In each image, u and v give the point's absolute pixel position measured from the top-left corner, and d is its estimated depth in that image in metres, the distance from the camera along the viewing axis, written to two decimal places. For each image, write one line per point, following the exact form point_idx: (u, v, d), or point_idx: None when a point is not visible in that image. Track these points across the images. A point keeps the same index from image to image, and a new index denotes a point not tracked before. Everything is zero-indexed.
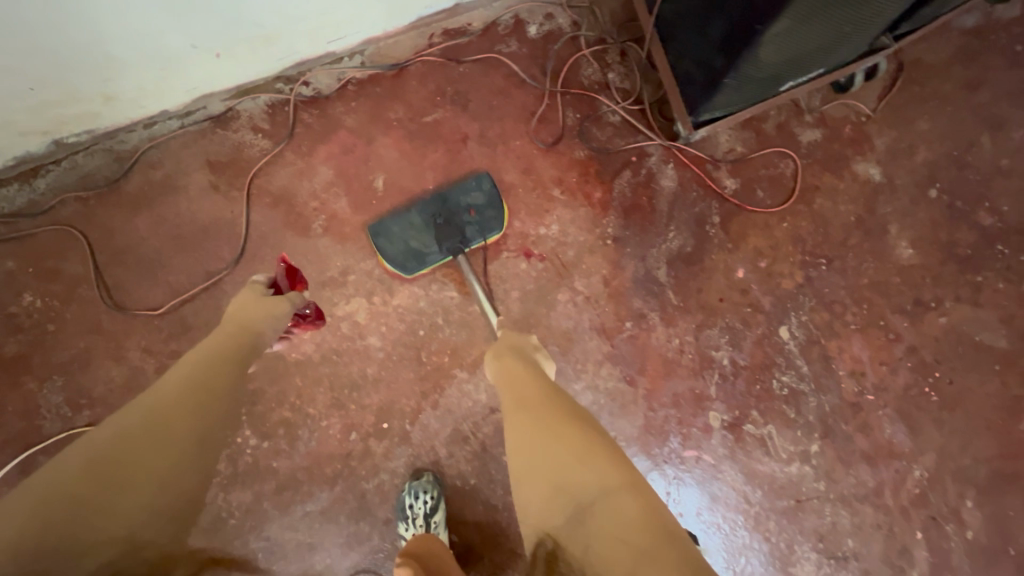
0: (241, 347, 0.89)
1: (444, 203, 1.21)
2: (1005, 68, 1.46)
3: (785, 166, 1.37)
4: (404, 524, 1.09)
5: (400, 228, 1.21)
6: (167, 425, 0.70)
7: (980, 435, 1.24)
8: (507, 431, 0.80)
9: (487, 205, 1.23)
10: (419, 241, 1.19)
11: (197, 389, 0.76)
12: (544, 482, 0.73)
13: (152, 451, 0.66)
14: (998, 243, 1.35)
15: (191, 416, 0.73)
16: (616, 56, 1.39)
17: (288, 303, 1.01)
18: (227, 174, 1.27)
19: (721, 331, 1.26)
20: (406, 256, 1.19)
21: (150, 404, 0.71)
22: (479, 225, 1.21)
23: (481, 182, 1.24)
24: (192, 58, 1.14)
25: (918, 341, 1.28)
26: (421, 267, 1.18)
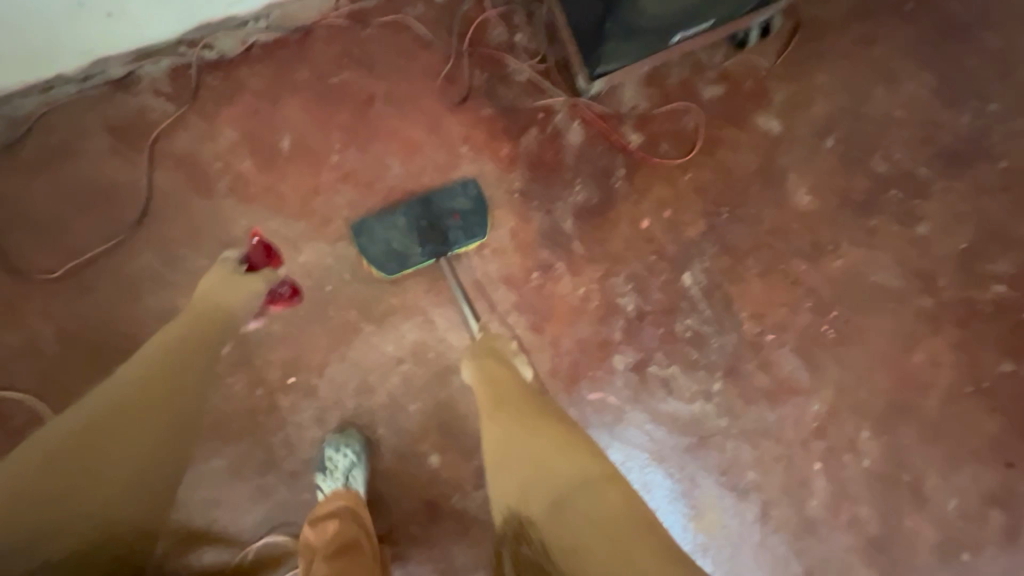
0: (206, 331, 0.99)
1: (429, 205, 1.24)
2: (899, 24, 1.52)
3: (688, 120, 1.41)
4: (322, 477, 1.09)
5: (383, 228, 1.23)
6: (141, 412, 0.81)
7: (875, 369, 1.29)
8: (489, 430, 0.95)
9: (472, 210, 1.26)
10: (402, 243, 1.21)
11: (166, 381, 0.87)
12: (527, 475, 0.86)
13: (123, 434, 0.77)
14: (892, 189, 1.41)
15: (153, 408, 0.83)
16: (523, 18, 1.42)
17: (262, 276, 1.13)
18: (129, 138, 1.26)
19: (626, 278, 1.29)
20: (387, 256, 1.20)
21: (126, 394, 0.82)
22: (463, 228, 1.24)
23: (467, 188, 1.29)
24: (82, 17, 1.14)
25: (818, 283, 1.33)
26: (401, 268, 1.20)
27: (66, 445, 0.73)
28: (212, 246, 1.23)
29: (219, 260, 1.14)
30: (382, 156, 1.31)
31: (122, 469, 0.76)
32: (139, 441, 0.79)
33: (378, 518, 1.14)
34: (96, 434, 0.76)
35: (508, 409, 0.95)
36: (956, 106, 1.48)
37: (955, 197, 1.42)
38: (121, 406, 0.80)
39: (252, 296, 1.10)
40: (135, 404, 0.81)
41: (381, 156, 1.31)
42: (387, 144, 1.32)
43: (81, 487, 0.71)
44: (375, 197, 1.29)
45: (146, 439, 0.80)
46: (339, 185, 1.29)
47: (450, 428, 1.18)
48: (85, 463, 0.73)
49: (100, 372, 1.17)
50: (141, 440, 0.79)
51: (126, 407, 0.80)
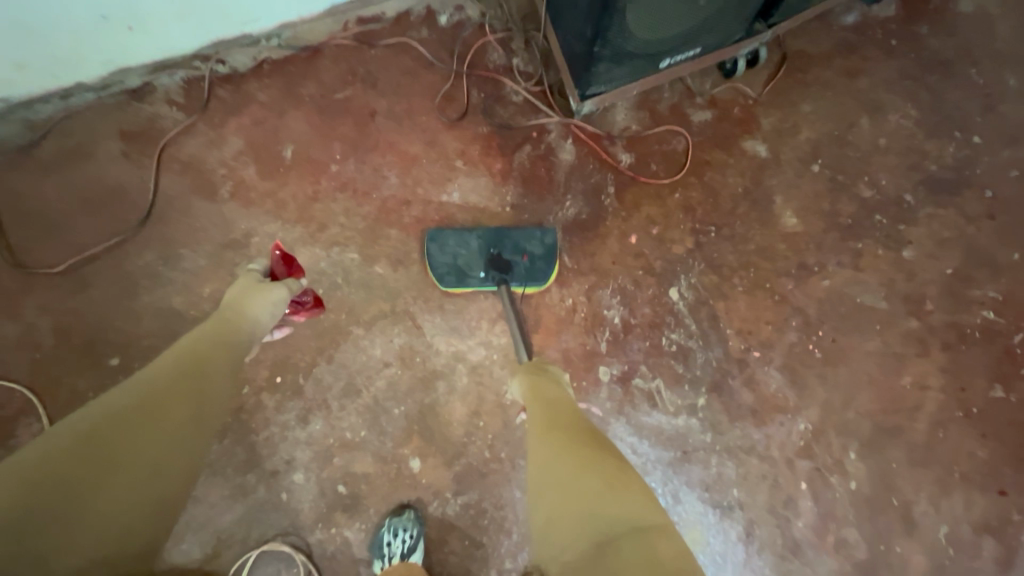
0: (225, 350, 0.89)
1: (504, 238, 1.23)
2: (882, 59, 1.59)
3: (677, 142, 1.46)
4: (381, 561, 1.09)
5: (455, 242, 1.24)
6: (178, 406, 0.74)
7: (862, 390, 1.29)
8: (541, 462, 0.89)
9: (542, 258, 1.25)
10: (466, 262, 1.23)
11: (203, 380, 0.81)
12: (580, 504, 0.79)
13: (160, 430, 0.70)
14: (877, 214, 1.43)
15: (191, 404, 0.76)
16: (521, 43, 1.50)
17: (285, 287, 1.09)
18: (140, 143, 1.33)
19: (613, 291, 1.31)
20: (448, 270, 1.22)
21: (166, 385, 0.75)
22: (527, 271, 1.23)
23: (546, 235, 1.26)
24: (105, 30, 1.21)
25: (803, 302, 1.35)
26: (458, 285, 1.22)
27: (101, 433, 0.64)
28: (209, 247, 1.27)
29: (245, 271, 1.11)
30: (380, 167, 1.36)
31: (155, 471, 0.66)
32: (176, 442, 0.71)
33: (354, 522, 1.13)
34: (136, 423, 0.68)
35: (559, 434, 0.91)
36: (940, 137, 1.52)
37: (941, 224, 1.44)
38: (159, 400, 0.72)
39: (268, 308, 1.03)
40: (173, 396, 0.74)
41: (379, 167, 1.36)
42: (385, 157, 1.37)
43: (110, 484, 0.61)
44: (370, 206, 1.33)
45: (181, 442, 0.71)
46: (337, 193, 1.33)
47: (432, 434, 1.17)
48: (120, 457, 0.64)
49: (92, 367, 1.20)
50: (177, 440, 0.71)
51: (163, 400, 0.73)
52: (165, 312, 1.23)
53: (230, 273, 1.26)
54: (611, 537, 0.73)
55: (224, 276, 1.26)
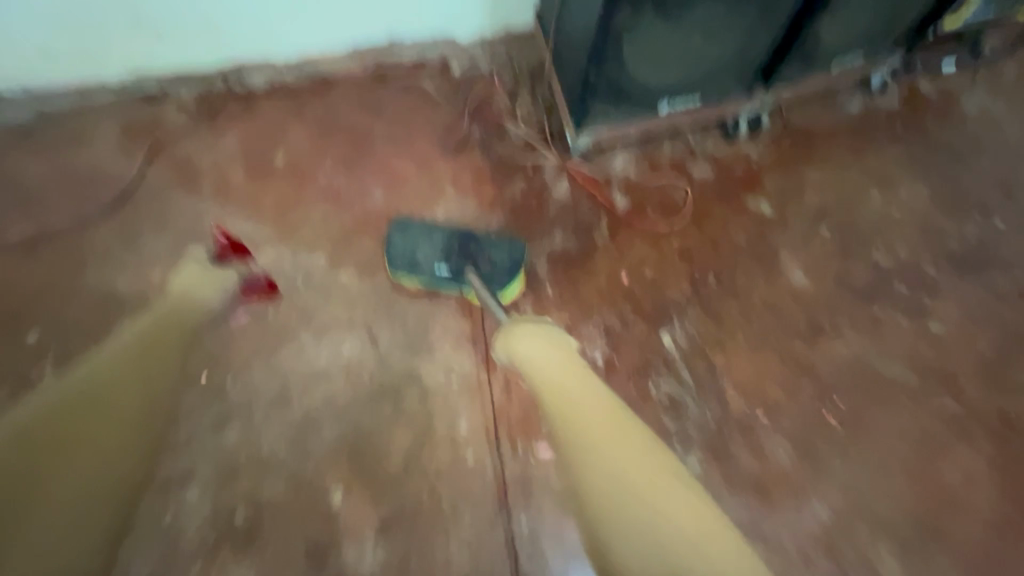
0: (178, 326, 0.94)
1: (469, 241, 1.14)
2: (888, 142, 1.58)
3: (676, 194, 1.41)
4: None
5: (419, 235, 1.15)
6: (136, 389, 0.78)
7: (891, 476, 1.07)
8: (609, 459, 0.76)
9: (504, 269, 1.14)
10: (423, 257, 1.13)
11: (157, 360, 0.85)
12: (640, 508, 0.68)
13: (120, 410, 0.73)
14: (896, 282, 1.31)
15: (151, 384, 0.81)
16: (527, 95, 1.54)
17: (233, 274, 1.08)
18: (139, 139, 1.35)
19: (596, 328, 1.18)
20: (404, 260, 1.13)
21: (129, 367, 0.80)
22: (485, 278, 1.12)
23: (515, 247, 1.17)
24: (134, 35, 1.28)
25: (816, 364, 1.17)
26: (409, 275, 1.12)
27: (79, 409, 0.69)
28: (175, 238, 1.22)
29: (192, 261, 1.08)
30: (367, 183, 1.34)
31: (116, 455, 0.70)
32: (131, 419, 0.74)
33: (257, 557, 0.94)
34: (106, 403, 0.72)
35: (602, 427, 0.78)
36: (957, 216, 1.44)
37: (970, 300, 1.30)
38: (119, 380, 0.77)
39: (219, 293, 1.04)
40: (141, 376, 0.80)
41: (367, 182, 1.34)
42: (375, 174, 1.35)
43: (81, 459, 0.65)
44: (350, 215, 1.28)
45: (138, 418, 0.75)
46: (318, 202, 1.30)
47: (365, 461, 0.99)
48: (93, 434, 0.68)
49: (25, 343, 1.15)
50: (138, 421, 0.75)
51: (123, 381, 0.77)
52: (107, 293, 1.14)
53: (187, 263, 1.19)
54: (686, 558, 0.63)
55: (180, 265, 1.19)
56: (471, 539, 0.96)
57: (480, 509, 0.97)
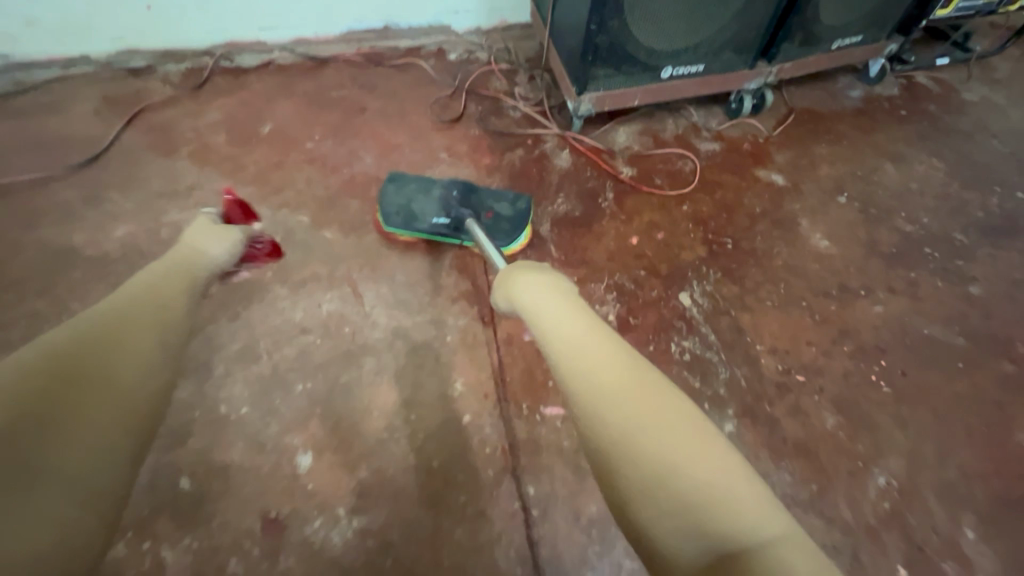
0: (189, 276, 0.68)
1: (469, 192, 1.03)
2: (895, 123, 1.54)
3: (684, 164, 1.34)
4: None
5: (415, 187, 1.05)
6: (139, 335, 0.53)
7: (958, 441, 0.91)
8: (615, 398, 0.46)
9: (508, 221, 1.03)
10: (420, 207, 1.01)
11: (168, 305, 0.59)
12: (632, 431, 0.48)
13: (118, 363, 0.49)
14: (926, 247, 1.21)
15: (163, 333, 0.55)
16: (525, 78, 1.51)
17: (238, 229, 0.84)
18: (118, 106, 1.28)
19: (607, 287, 1.07)
20: (398, 210, 1.01)
21: (129, 311, 0.54)
22: (488, 229, 1.00)
23: (519, 201, 1.06)
24: (123, 2, 1.26)
25: (852, 326, 1.05)
26: (405, 228, 1.00)
27: (49, 365, 0.44)
28: (141, 194, 1.11)
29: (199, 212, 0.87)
30: (357, 149, 1.25)
31: (122, 425, 0.46)
32: (141, 371, 0.50)
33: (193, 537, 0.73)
34: (95, 356, 0.47)
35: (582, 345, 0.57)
36: (977, 188, 1.38)
37: (1007, 265, 1.20)
38: (117, 326, 0.52)
39: (225, 246, 0.78)
40: (147, 321, 0.55)
41: (357, 149, 1.26)
42: (366, 141, 1.28)
43: (61, 437, 0.41)
44: (337, 178, 1.18)
45: (150, 372, 0.51)
46: (304, 164, 1.20)
47: (340, 422, 0.83)
48: (78, 401, 0.44)
49: None
50: (151, 374, 0.51)
51: (122, 327, 0.52)
52: (60, 248, 1.02)
53: (153, 219, 1.08)
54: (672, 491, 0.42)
55: (146, 221, 1.07)
56: (466, 512, 0.77)
57: (478, 477, 0.79)
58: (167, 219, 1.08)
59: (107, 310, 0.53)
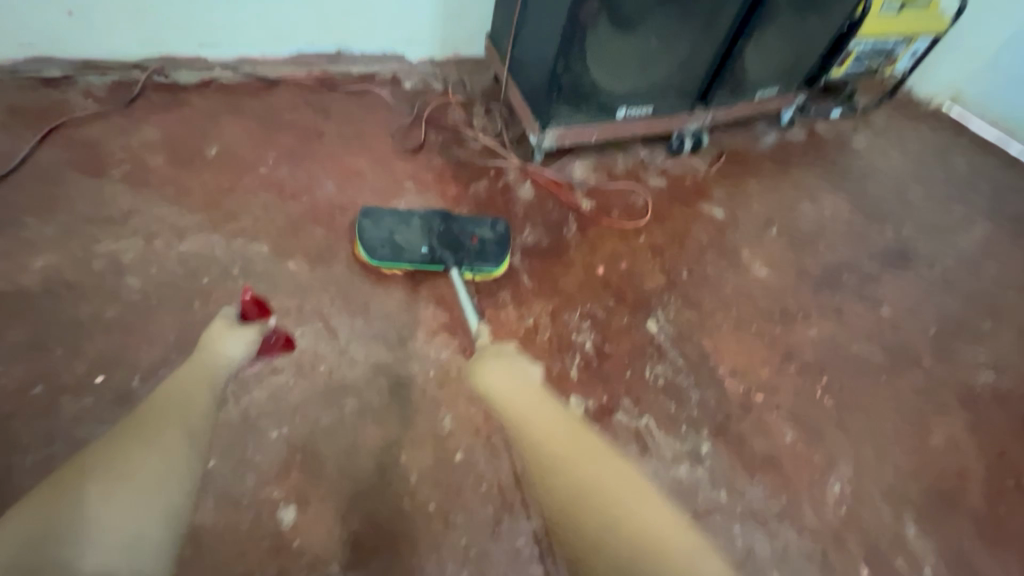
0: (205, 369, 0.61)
1: (448, 221, 1.04)
2: (810, 161, 1.72)
3: (637, 198, 1.42)
4: None
5: (394, 220, 1.04)
6: (161, 430, 0.49)
7: (891, 446, 1.03)
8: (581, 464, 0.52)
9: (493, 245, 1.05)
10: (406, 238, 1.01)
11: (191, 398, 0.55)
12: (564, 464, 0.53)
13: (146, 458, 0.45)
14: (844, 274, 1.37)
15: (186, 421, 0.52)
16: (482, 110, 1.52)
17: (256, 326, 0.72)
18: (29, 119, 1.13)
19: (581, 315, 1.09)
20: (384, 244, 0.99)
21: (150, 410, 0.51)
22: (476, 254, 1.01)
23: (497, 225, 1.07)
24: (39, 5, 1.11)
25: (795, 346, 1.16)
26: (393, 261, 0.98)
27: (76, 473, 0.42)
28: (67, 220, 0.98)
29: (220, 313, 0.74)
30: (317, 175, 1.19)
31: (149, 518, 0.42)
32: (166, 463, 0.46)
33: None
34: (119, 453, 0.45)
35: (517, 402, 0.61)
36: (875, 221, 1.56)
37: (908, 287, 1.38)
38: (138, 426, 0.49)
39: (244, 345, 0.68)
40: (172, 416, 0.51)
41: (316, 175, 1.19)
42: (325, 167, 1.21)
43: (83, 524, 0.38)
44: (297, 205, 1.11)
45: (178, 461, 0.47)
46: (258, 190, 1.12)
47: (324, 469, 0.77)
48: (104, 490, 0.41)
49: None
50: (177, 465, 0.47)
51: (144, 426, 0.49)
52: None
53: (82, 249, 0.95)
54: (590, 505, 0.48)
55: (73, 251, 0.94)
56: (469, 555, 0.75)
57: (477, 516, 0.78)
58: (100, 248, 0.95)
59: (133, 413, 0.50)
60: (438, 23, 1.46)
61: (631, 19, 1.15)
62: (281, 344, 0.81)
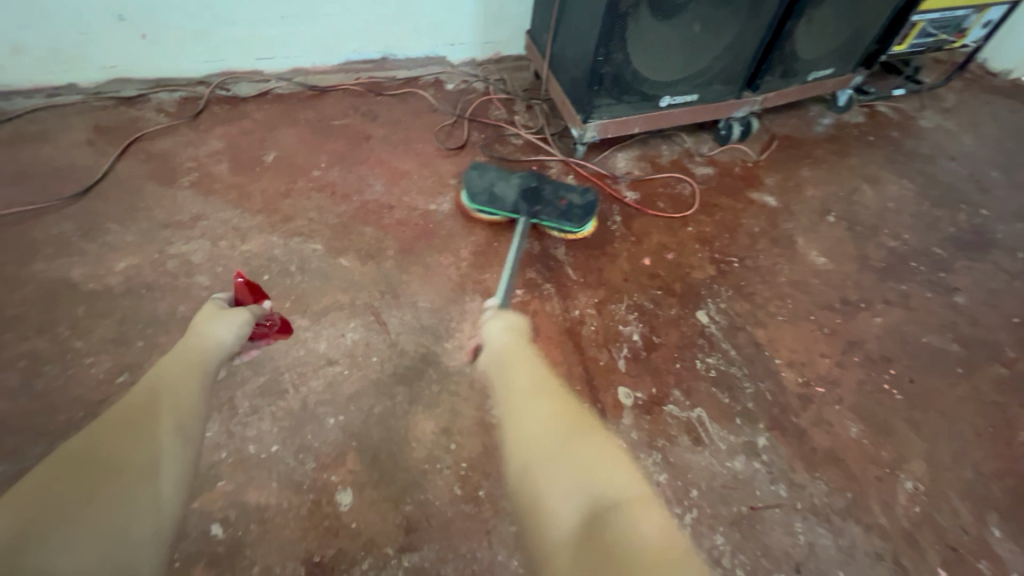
0: (199, 360, 0.59)
1: (543, 181, 1.11)
2: (870, 144, 1.62)
3: (683, 187, 1.38)
4: None
5: (496, 173, 1.13)
6: (150, 432, 0.46)
7: (969, 443, 0.96)
8: (574, 445, 0.42)
9: (579, 210, 1.11)
10: (502, 190, 1.10)
11: (180, 388, 0.52)
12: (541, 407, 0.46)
13: (142, 457, 0.43)
14: (911, 261, 1.28)
15: (177, 421, 0.49)
16: (523, 106, 1.53)
17: (246, 309, 0.71)
18: (109, 135, 1.23)
19: (627, 307, 1.08)
20: (483, 191, 1.09)
21: (142, 402, 0.48)
22: (561, 213, 1.08)
23: (586, 194, 1.14)
24: (116, 30, 1.21)
25: (857, 337, 1.09)
26: (487, 207, 1.08)
27: (55, 484, 0.38)
28: (144, 225, 1.06)
29: (209, 300, 0.70)
30: (366, 177, 1.23)
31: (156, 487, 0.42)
32: (167, 465, 0.44)
33: None
34: (117, 459, 0.42)
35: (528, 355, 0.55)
36: (946, 205, 1.45)
37: (986, 275, 1.28)
38: (133, 417, 0.46)
39: (234, 328, 0.66)
40: (162, 411, 0.48)
41: (365, 176, 1.23)
42: (373, 169, 1.26)
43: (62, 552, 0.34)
44: (347, 206, 1.16)
45: (173, 473, 0.44)
46: (312, 193, 1.18)
47: (378, 455, 0.80)
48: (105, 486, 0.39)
49: None
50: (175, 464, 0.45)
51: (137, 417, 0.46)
52: (59, 284, 0.96)
53: (158, 251, 1.03)
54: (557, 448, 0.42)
55: (150, 253, 1.02)
56: (520, 543, 0.75)
57: None
58: (173, 251, 1.03)
59: (118, 405, 0.47)
60: (478, 24, 1.49)
61: (678, 5, 1.11)
62: (279, 328, 0.78)
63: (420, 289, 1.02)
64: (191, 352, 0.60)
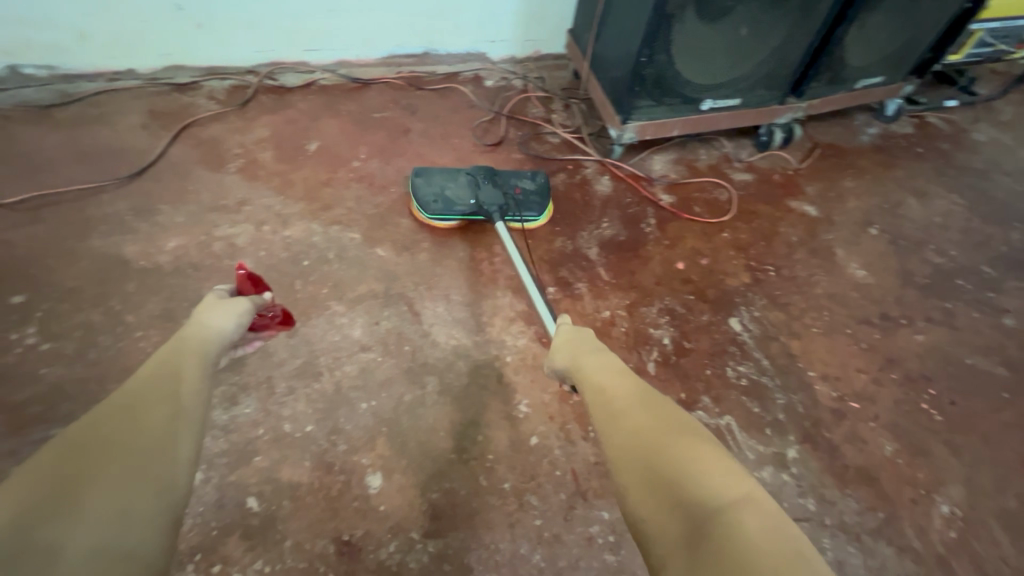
0: (203, 348, 0.61)
1: (494, 175, 1.12)
2: (919, 156, 1.57)
3: (720, 193, 1.36)
4: None
5: (442, 178, 1.12)
6: (160, 411, 0.47)
7: (1011, 470, 0.93)
8: (669, 451, 0.46)
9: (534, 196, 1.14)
10: (455, 192, 1.09)
11: (182, 372, 0.54)
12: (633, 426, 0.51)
13: (153, 436, 0.44)
14: (957, 279, 1.23)
15: (181, 399, 0.50)
16: (560, 105, 1.53)
17: (250, 300, 0.75)
18: (164, 119, 1.28)
19: (658, 311, 1.07)
20: (435, 199, 1.08)
21: (151, 385, 0.50)
22: (520, 203, 1.11)
23: (534, 178, 1.18)
24: (173, 19, 1.26)
25: (897, 354, 1.06)
26: (444, 213, 1.07)
27: (61, 463, 0.38)
28: (192, 207, 1.11)
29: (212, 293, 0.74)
30: (404, 169, 1.26)
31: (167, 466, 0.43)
32: (177, 445, 0.45)
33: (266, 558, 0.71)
34: (126, 439, 0.43)
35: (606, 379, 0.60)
36: (998, 223, 1.39)
37: None
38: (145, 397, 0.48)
39: (234, 318, 0.70)
40: (168, 393, 0.50)
41: (403, 169, 1.26)
42: (411, 162, 1.28)
43: (70, 536, 0.35)
44: (385, 197, 1.18)
45: (179, 448, 0.45)
46: (352, 183, 1.20)
47: (407, 442, 0.82)
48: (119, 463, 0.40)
49: None
50: (183, 445, 0.46)
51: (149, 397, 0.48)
52: (113, 260, 1.00)
53: (205, 233, 1.07)
54: (655, 460, 0.46)
55: (198, 234, 1.06)
56: (543, 537, 0.76)
57: (551, 500, 0.79)
58: (219, 233, 1.07)
59: (130, 386, 0.48)
60: (519, 22, 1.49)
61: (726, 7, 1.09)
62: (279, 320, 0.84)
63: (454, 281, 1.03)
64: (198, 341, 0.62)
